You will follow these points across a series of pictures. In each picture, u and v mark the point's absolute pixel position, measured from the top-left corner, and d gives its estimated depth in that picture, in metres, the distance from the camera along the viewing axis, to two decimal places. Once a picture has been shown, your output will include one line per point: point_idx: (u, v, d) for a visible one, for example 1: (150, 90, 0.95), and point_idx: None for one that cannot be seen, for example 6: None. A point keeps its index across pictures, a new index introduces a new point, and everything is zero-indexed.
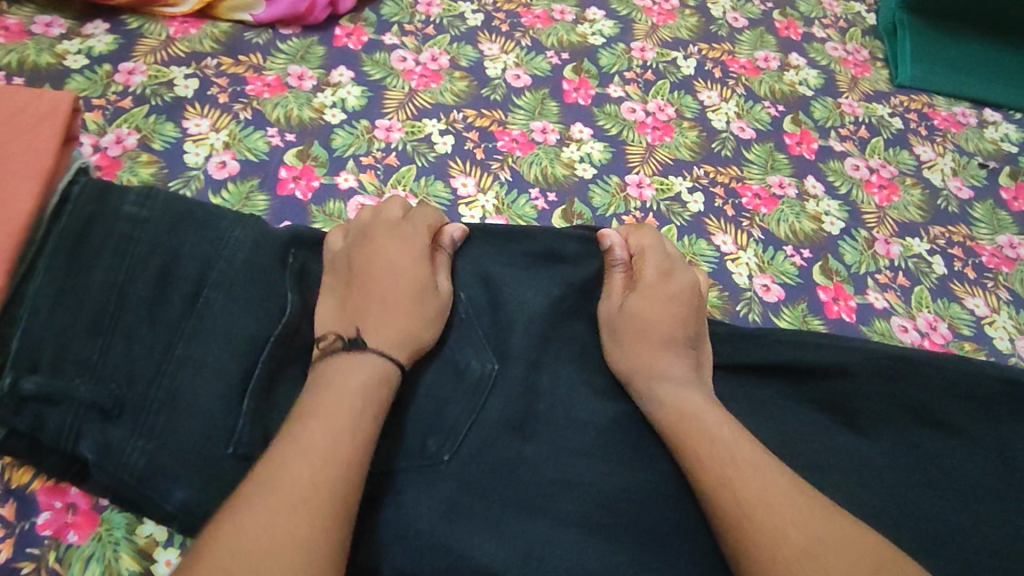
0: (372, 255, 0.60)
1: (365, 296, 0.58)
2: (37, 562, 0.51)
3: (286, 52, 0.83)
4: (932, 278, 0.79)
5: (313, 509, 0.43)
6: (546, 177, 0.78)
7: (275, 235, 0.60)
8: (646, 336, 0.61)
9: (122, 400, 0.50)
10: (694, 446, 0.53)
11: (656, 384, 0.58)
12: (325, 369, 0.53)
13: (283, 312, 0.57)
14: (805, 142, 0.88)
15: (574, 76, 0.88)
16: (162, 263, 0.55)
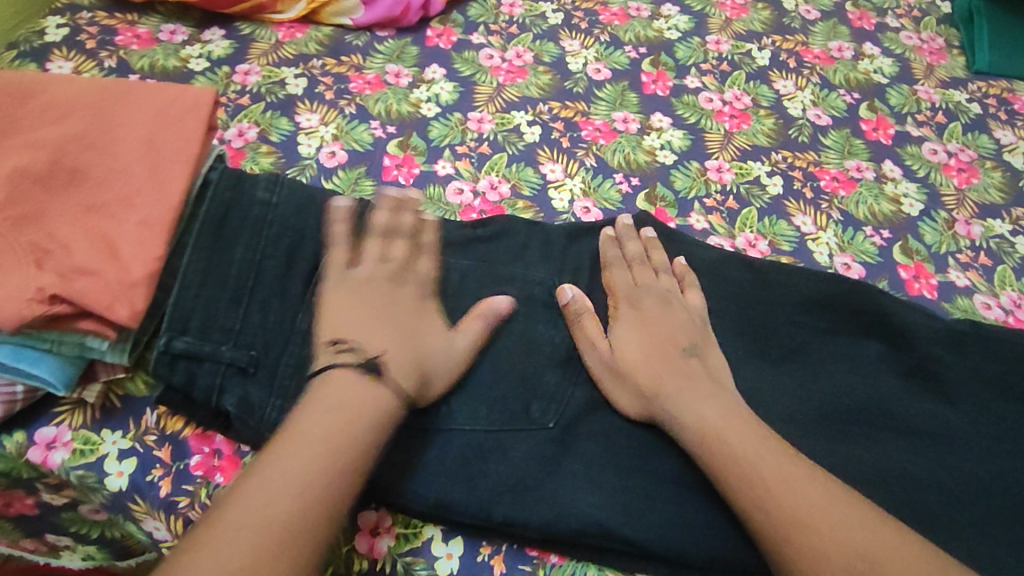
0: (383, 287, 0.59)
1: (381, 319, 0.57)
2: (192, 497, 0.57)
3: (383, 53, 0.89)
4: (1014, 258, 0.79)
5: (305, 498, 0.47)
6: (629, 163, 0.82)
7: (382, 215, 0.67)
8: (686, 332, 0.63)
9: (259, 361, 0.57)
10: (722, 458, 0.55)
11: (662, 384, 0.59)
12: (340, 380, 0.53)
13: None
14: (881, 128, 0.90)
15: (652, 69, 0.92)
16: (290, 244, 0.62)
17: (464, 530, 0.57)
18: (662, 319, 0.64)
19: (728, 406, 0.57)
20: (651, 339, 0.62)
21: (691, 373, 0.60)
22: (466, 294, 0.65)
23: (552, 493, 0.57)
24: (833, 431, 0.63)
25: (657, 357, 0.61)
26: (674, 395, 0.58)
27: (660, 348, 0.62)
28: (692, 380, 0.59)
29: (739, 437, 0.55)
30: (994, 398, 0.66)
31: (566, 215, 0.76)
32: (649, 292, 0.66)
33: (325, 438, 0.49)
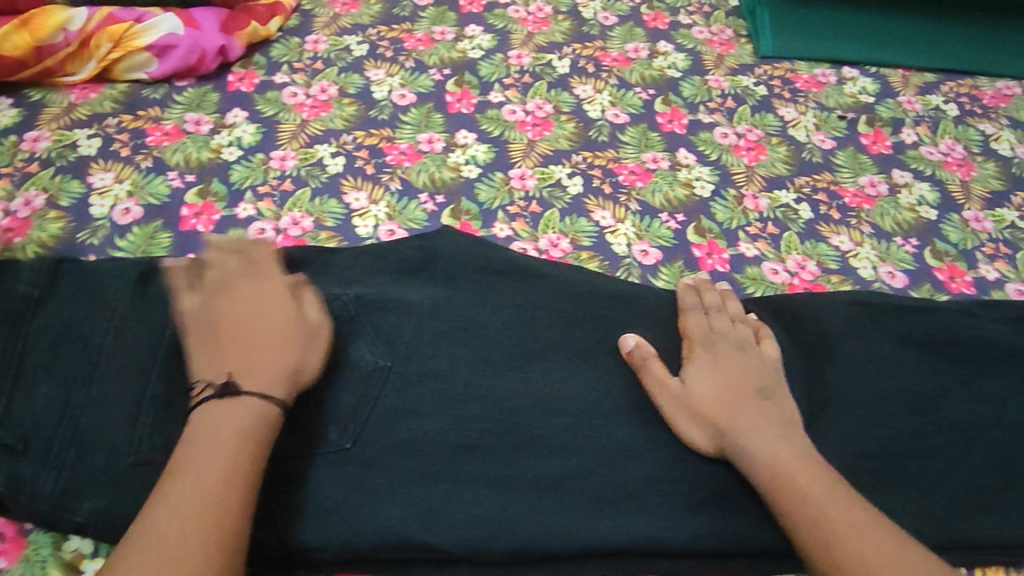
0: (264, 297, 0.59)
1: (217, 336, 0.56)
2: None
3: (182, 103, 0.89)
4: (799, 224, 0.85)
5: (216, 491, 0.47)
6: (434, 182, 0.84)
7: (158, 274, 0.67)
8: (763, 374, 0.65)
9: (27, 441, 0.57)
10: (790, 499, 0.55)
11: (734, 423, 0.61)
12: (203, 418, 0.52)
13: (164, 338, 0.62)
14: (675, 119, 0.96)
15: (456, 89, 0.95)
16: (56, 327, 0.62)
17: (267, 566, 0.59)
18: (730, 363, 0.65)
19: (798, 452, 0.58)
20: (714, 381, 0.64)
21: (767, 416, 0.61)
22: None
23: (357, 518, 0.59)
24: (632, 411, 0.66)
25: (733, 396, 0.63)
26: (772, 434, 0.60)
27: (735, 389, 0.63)
28: (777, 423, 0.61)
29: (828, 484, 0.56)
30: (790, 352, 0.71)
31: (371, 240, 0.78)
32: (700, 335, 0.68)
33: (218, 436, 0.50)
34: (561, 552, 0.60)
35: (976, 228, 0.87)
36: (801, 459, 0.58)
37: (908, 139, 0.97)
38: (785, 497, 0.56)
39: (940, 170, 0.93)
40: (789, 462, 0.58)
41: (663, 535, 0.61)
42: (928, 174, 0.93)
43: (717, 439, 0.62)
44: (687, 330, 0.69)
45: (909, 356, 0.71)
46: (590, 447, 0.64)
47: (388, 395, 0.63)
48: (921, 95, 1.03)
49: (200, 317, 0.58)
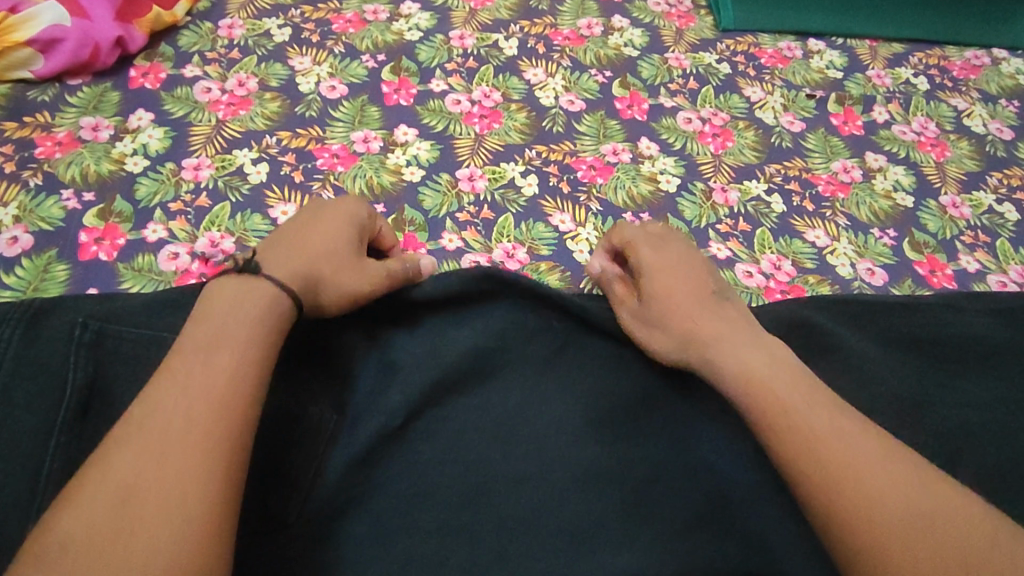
0: (328, 226, 0.60)
1: (296, 260, 0.56)
2: None
3: (76, 105, 0.77)
4: (771, 218, 0.80)
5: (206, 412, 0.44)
6: (372, 188, 0.75)
7: (55, 323, 0.58)
8: (707, 280, 0.62)
9: None
10: (768, 406, 0.51)
11: (698, 331, 0.58)
12: (219, 286, 0.52)
13: (64, 397, 0.54)
14: (635, 104, 0.88)
15: (392, 77, 0.85)
16: None
17: None
18: (679, 269, 0.63)
19: (770, 356, 0.55)
20: (668, 286, 0.62)
21: (724, 321, 0.59)
22: None
23: None
24: (605, 441, 0.60)
25: (686, 303, 0.60)
26: (731, 341, 0.57)
27: (689, 298, 0.61)
28: (733, 326, 0.59)
29: (805, 391, 0.52)
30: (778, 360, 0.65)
31: None
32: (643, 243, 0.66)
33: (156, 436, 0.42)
34: None
35: (954, 215, 0.83)
36: (769, 375, 0.53)
37: (880, 118, 0.92)
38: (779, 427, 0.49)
39: (914, 151, 0.89)
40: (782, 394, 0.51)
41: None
42: (902, 156, 0.88)
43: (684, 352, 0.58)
44: (632, 253, 0.65)
45: (893, 364, 0.67)
46: (559, 490, 0.57)
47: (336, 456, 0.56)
48: (889, 68, 0.98)
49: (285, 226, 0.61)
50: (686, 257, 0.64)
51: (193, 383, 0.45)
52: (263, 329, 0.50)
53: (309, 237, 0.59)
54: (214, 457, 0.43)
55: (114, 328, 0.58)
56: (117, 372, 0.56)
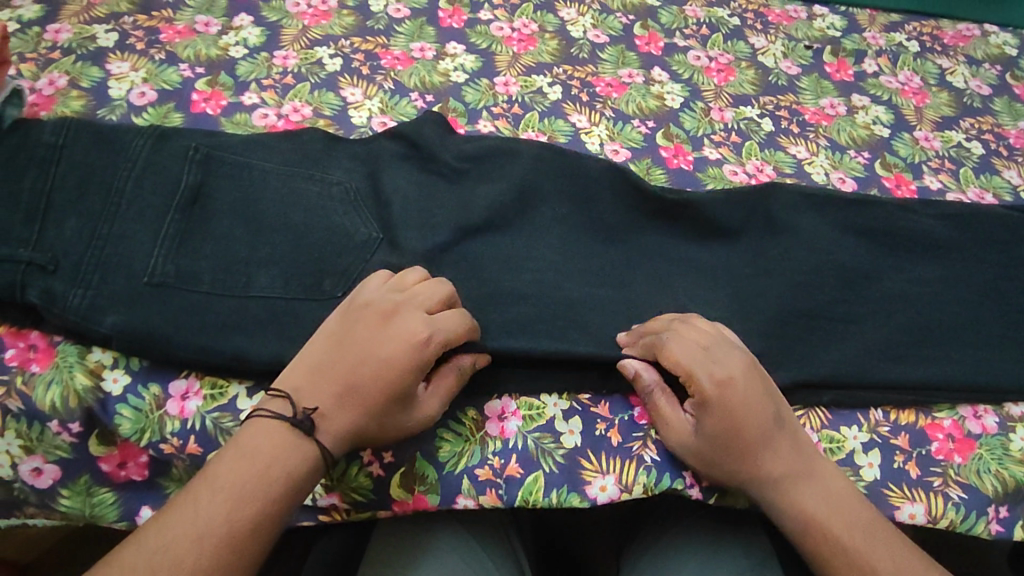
0: (363, 322, 0.60)
1: (344, 399, 0.57)
2: (85, 392, 0.63)
3: (193, 6, 0.95)
4: (760, 135, 0.93)
5: (251, 480, 0.53)
6: (424, 84, 0.91)
7: (174, 142, 0.74)
8: (768, 413, 0.60)
9: (58, 262, 0.63)
10: (818, 544, 0.57)
11: (767, 469, 0.59)
12: (257, 430, 0.55)
13: (179, 189, 0.70)
14: (652, 43, 1.03)
15: (448, 6, 1.02)
16: (81, 174, 0.68)
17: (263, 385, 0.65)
18: (749, 404, 0.59)
19: (833, 501, 0.58)
20: (726, 416, 0.59)
21: (790, 462, 0.60)
22: (268, 189, 0.74)
23: None
24: (591, 275, 0.74)
25: (753, 442, 0.59)
26: (790, 482, 0.59)
27: (755, 441, 0.59)
28: (799, 466, 0.60)
29: (857, 523, 0.57)
30: (746, 229, 0.78)
31: (365, 129, 0.85)
32: (705, 372, 0.60)
33: (272, 461, 0.54)
34: (519, 379, 0.66)
35: (925, 146, 0.95)
36: (804, 477, 0.59)
37: (869, 69, 1.05)
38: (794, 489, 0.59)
39: (896, 97, 1.01)
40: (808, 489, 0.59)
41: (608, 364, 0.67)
42: (885, 99, 1.00)
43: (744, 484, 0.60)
44: (693, 381, 0.60)
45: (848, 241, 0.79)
46: (553, 304, 0.70)
47: (379, 256, 0.72)
48: (885, 32, 1.11)
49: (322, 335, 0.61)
50: (745, 382, 0.60)
51: (245, 458, 0.54)
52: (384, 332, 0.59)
53: (353, 399, 0.57)
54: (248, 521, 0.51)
55: (219, 153, 0.75)
56: (219, 182, 0.73)
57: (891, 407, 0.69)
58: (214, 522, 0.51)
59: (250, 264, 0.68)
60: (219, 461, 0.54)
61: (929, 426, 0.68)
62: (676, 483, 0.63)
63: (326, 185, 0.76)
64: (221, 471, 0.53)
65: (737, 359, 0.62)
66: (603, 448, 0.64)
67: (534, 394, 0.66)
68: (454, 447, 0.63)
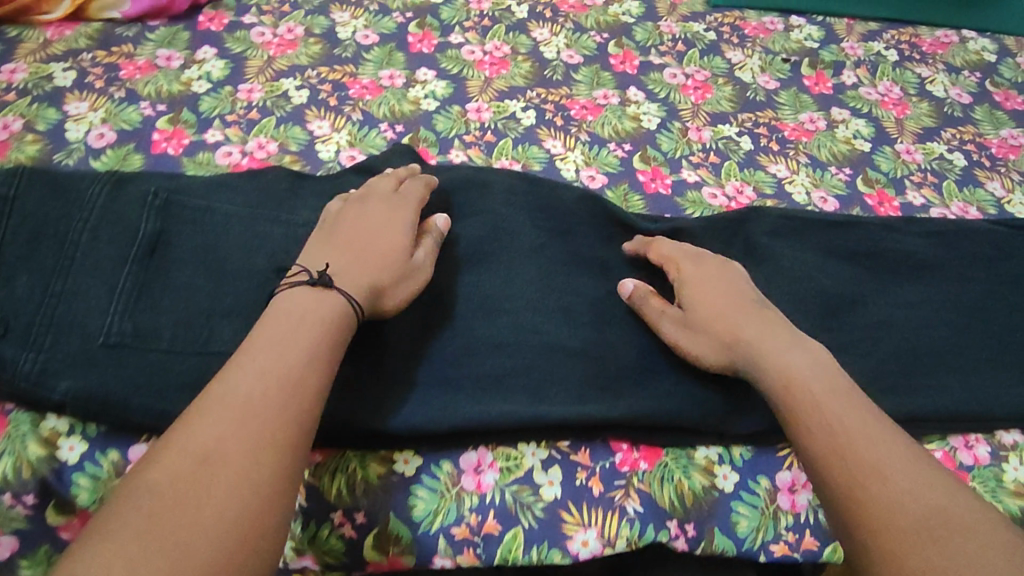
0: (370, 215, 0.66)
1: (352, 250, 0.62)
2: (40, 463, 0.60)
3: (154, 40, 0.93)
4: (739, 154, 0.91)
5: (268, 381, 0.49)
6: (393, 113, 0.89)
7: (131, 189, 0.71)
8: (750, 295, 0.66)
9: (8, 324, 0.61)
10: (814, 416, 0.55)
11: (754, 334, 0.62)
12: (285, 301, 0.56)
13: (137, 239, 0.68)
14: (627, 61, 1.01)
15: (418, 30, 1.00)
16: (33, 229, 0.66)
17: None
18: (732, 286, 0.67)
19: (823, 365, 0.59)
20: (712, 305, 0.65)
21: (778, 331, 0.62)
22: (229, 235, 0.71)
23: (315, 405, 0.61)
24: (573, 306, 0.70)
25: (740, 310, 0.64)
26: (765, 341, 0.61)
27: (743, 311, 0.64)
28: (791, 337, 0.62)
29: (860, 407, 0.55)
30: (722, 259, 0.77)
31: (332, 164, 0.82)
32: (687, 260, 0.70)
33: (282, 367, 0.51)
34: (497, 430, 0.62)
35: (906, 159, 0.93)
36: (800, 352, 0.60)
37: (848, 81, 1.03)
38: (840, 433, 0.53)
39: (877, 109, 0.99)
40: (816, 378, 0.58)
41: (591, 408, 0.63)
42: (865, 112, 0.99)
43: (733, 355, 0.63)
44: (674, 266, 0.70)
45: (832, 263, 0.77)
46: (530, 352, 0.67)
47: None
48: (863, 42, 1.09)
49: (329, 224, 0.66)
50: (724, 271, 0.68)
51: (265, 364, 0.50)
52: (397, 234, 0.65)
53: (371, 263, 0.61)
54: (279, 430, 0.47)
55: (179, 197, 0.72)
56: (179, 229, 0.70)
57: None
58: (233, 419, 0.47)
59: (212, 318, 0.66)
60: (234, 368, 0.50)
61: None
62: (660, 535, 0.61)
63: (290, 228, 0.73)
64: (238, 379, 0.49)
65: (719, 263, 0.69)
66: (585, 499, 0.61)
67: (511, 443, 0.63)
68: (428, 504, 0.60)
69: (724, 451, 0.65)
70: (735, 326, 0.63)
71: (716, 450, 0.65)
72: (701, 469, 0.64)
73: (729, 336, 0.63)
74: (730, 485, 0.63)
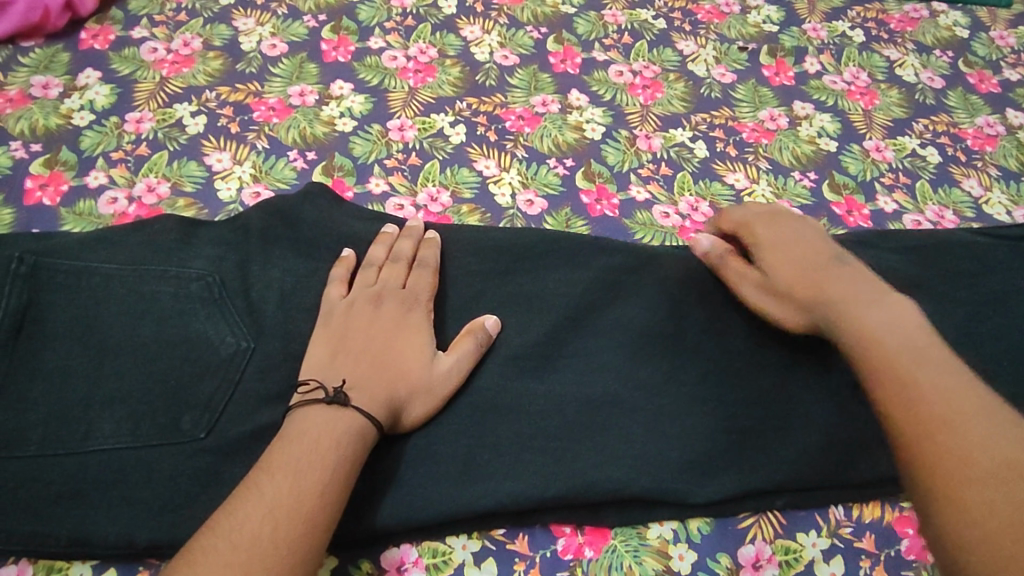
0: (383, 311, 0.61)
1: (378, 361, 0.57)
2: None
3: (27, 65, 0.81)
4: (693, 163, 0.82)
5: (276, 510, 0.48)
6: (304, 138, 0.79)
7: None
8: (828, 246, 0.62)
9: None
10: (878, 368, 0.51)
11: (818, 287, 0.58)
12: (302, 421, 0.53)
13: None
14: (568, 59, 0.91)
15: (332, 36, 0.90)
16: None
17: (114, 559, 0.54)
18: (807, 237, 0.63)
19: (890, 309, 0.55)
20: (787, 257, 0.61)
21: (851, 279, 0.58)
22: (110, 301, 0.61)
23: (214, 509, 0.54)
24: (509, 363, 0.62)
25: (807, 267, 0.60)
26: (834, 293, 0.57)
27: (810, 261, 0.60)
28: (863, 286, 0.58)
29: (925, 349, 0.51)
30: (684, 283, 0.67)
31: (234, 205, 0.73)
32: (758, 221, 0.65)
33: (295, 494, 0.49)
34: (419, 525, 0.56)
35: (876, 158, 0.85)
36: (869, 297, 0.56)
37: (811, 69, 0.94)
38: (887, 389, 0.50)
39: (842, 100, 0.91)
40: (875, 321, 0.54)
41: (527, 492, 0.56)
42: (830, 105, 0.90)
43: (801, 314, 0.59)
44: (727, 220, 0.67)
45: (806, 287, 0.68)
46: (459, 416, 0.59)
47: (250, 377, 0.59)
48: (826, 22, 1.00)
49: (339, 315, 0.60)
50: (803, 224, 0.64)
51: (274, 490, 0.49)
52: (415, 337, 0.60)
53: (391, 379, 0.57)
54: (286, 555, 0.46)
55: (49, 260, 0.62)
56: (49, 301, 0.60)
57: (855, 502, 0.60)
58: (246, 554, 0.45)
59: (88, 408, 0.57)
60: (239, 499, 0.49)
61: (897, 522, 0.59)
62: None
63: (184, 284, 0.63)
64: (246, 512, 0.48)
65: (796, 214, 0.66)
66: None
67: (438, 536, 0.57)
68: None
69: (680, 527, 0.58)
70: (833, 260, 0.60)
71: (671, 526, 0.58)
72: (653, 551, 0.57)
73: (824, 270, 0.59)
74: (687, 566, 0.56)
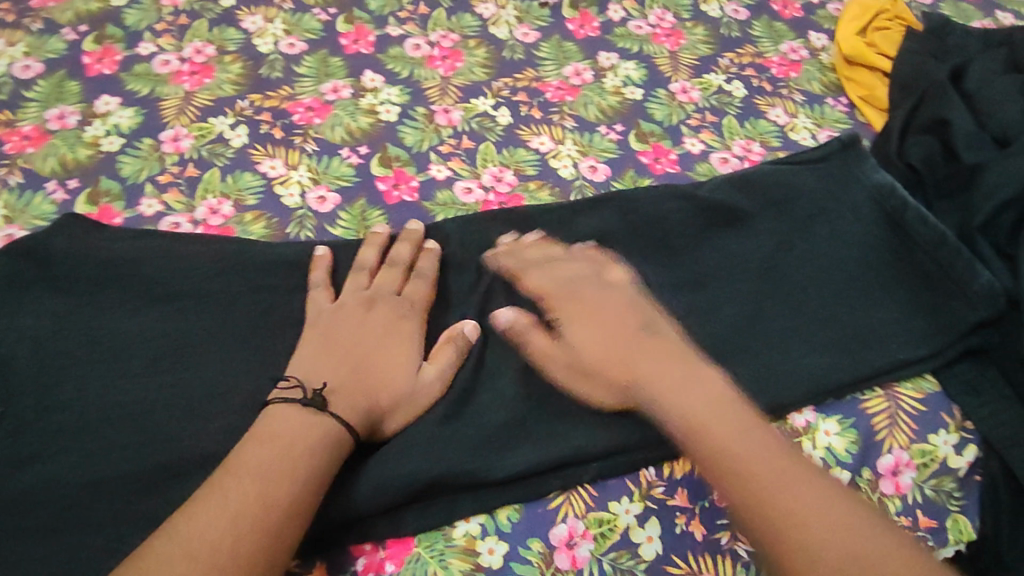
0: (371, 317, 0.61)
1: (357, 374, 0.57)
2: None
3: None
4: (496, 132, 0.79)
5: (225, 543, 0.44)
6: (64, 165, 0.72)
7: None
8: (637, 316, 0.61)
9: None
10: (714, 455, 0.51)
11: (634, 366, 0.57)
12: (275, 420, 0.53)
13: None
14: (360, 38, 0.86)
15: (95, 47, 0.82)
16: None
17: None
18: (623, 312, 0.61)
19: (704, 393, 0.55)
20: (595, 339, 0.60)
21: (660, 360, 0.57)
22: None
23: None
24: None
25: (613, 343, 0.59)
26: (648, 378, 0.56)
27: (611, 342, 0.59)
28: (677, 368, 0.57)
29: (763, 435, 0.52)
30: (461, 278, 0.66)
31: None
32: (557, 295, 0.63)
33: (238, 531, 0.45)
34: None
35: (682, 101, 0.83)
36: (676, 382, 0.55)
37: (615, 16, 0.91)
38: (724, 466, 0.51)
39: (648, 45, 0.89)
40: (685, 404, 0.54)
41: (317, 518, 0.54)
42: (634, 52, 0.88)
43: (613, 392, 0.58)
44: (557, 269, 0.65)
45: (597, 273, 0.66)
46: None
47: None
48: None
49: (321, 321, 0.61)
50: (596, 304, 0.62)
51: (233, 516, 0.46)
52: (405, 346, 0.60)
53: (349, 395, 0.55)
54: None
55: None
56: None
57: (665, 461, 0.59)
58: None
59: None
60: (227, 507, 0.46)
61: None
62: None
63: None
64: (203, 533, 0.45)
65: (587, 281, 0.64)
66: None
67: None
68: None
69: (488, 520, 0.56)
70: (641, 324, 0.60)
71: (478, 521, 0.56)
72: (460, 551, 0.54)
73: (640, 329, 0.59)
74: (498, 560, 0.54)
